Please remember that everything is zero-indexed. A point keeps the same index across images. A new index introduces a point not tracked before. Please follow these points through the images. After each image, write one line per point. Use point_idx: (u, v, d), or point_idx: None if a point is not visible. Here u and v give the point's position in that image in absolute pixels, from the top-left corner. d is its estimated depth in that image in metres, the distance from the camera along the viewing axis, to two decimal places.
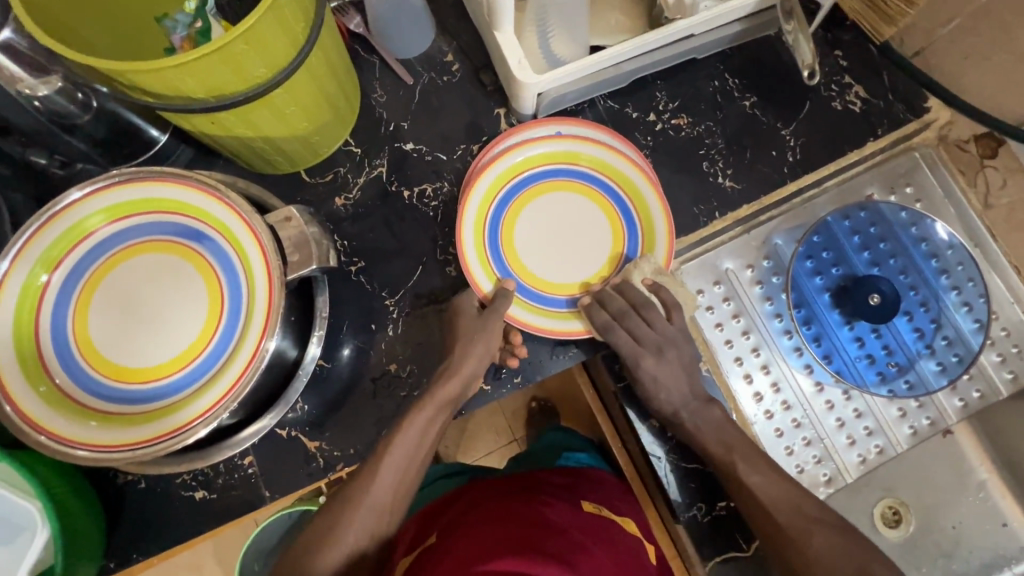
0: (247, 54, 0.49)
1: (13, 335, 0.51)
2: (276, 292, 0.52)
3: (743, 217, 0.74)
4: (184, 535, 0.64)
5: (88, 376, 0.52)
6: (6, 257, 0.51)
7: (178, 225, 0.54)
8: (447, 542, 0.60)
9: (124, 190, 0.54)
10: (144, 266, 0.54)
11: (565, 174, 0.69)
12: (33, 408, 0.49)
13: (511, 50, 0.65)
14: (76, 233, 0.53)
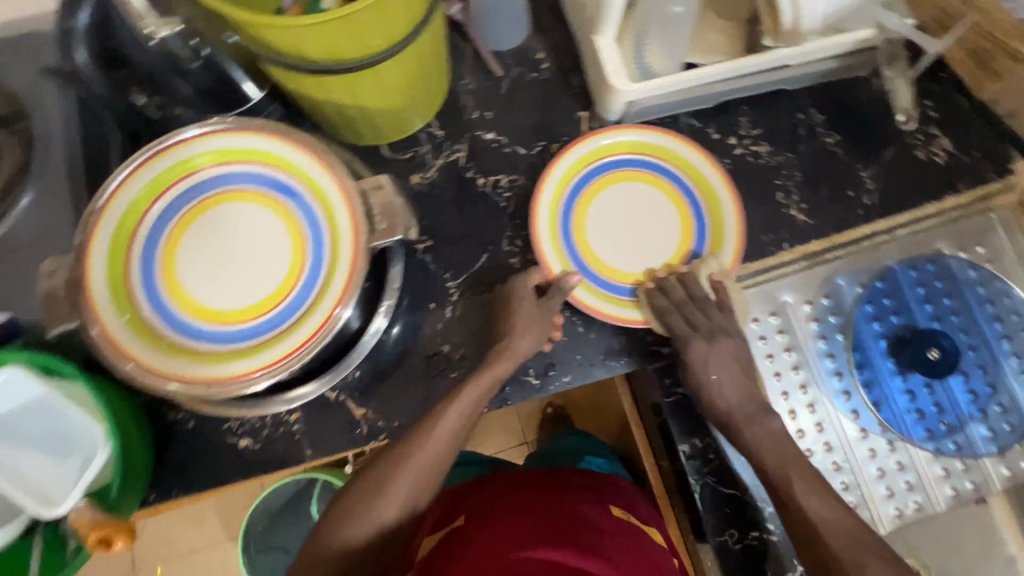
0: (370, 24, 0.50)
1: (107, 254, 0.53)
2: (359, 262, 0.53)
3: (811, 252, 0.74)
4: (223, 480, 0.65)
5: (167, 307, 0.53)
6: (116, 179, 0.53)
7: (275, 179, 0.56)
8: (478, 525, 0.60)
9: (232, 136, 0.56)
10: (236, 212, 0.56)
11: (647, 165, 0.70)
12: (114, 328, 0.51)
13: (609, 55, 0.66)
14: (181, 170, 0.55)
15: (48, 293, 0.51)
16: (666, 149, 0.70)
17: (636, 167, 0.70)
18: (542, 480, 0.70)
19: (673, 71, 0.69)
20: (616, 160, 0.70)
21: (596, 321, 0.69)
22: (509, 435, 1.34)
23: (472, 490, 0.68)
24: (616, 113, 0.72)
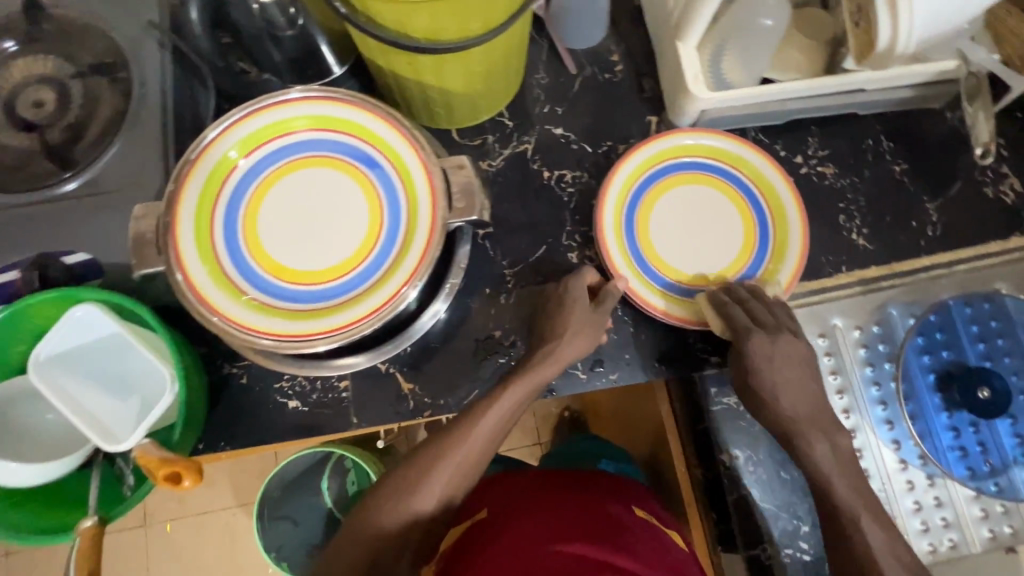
0: (473, 8, 0.52)
1: (197, 197, 0.55)
2: (433, 245, 0.54)
3: (866, 278, 0.74)
4: (269, 437, 0.66)
5: (244, 257, 0.55)
6: (218, 127, 0.55)
7: (362, 151, 0.58)
8: (499, 520, 0.62)
9: (328, 104, 0.58)
10: (322, 178, 0.58)
11: (718, 172, 0.70)
12: (195, 272, 0.53)
13: (689, 62, 0.67)
14: (276, 129, 0.57)
15: (137, 235, 0.53)
16: (739, 163, 0.70)
17: (708, 173, 0.70)
18: (563, 480, 0.70)
19: (750, 84, 0.69)
20: (687, 167, 0.71)
21: (648, 322, 0.69)
22: (523, 433, 1.34)
23: (491, 487, 0.69)
24: (688, 120, 0.72)
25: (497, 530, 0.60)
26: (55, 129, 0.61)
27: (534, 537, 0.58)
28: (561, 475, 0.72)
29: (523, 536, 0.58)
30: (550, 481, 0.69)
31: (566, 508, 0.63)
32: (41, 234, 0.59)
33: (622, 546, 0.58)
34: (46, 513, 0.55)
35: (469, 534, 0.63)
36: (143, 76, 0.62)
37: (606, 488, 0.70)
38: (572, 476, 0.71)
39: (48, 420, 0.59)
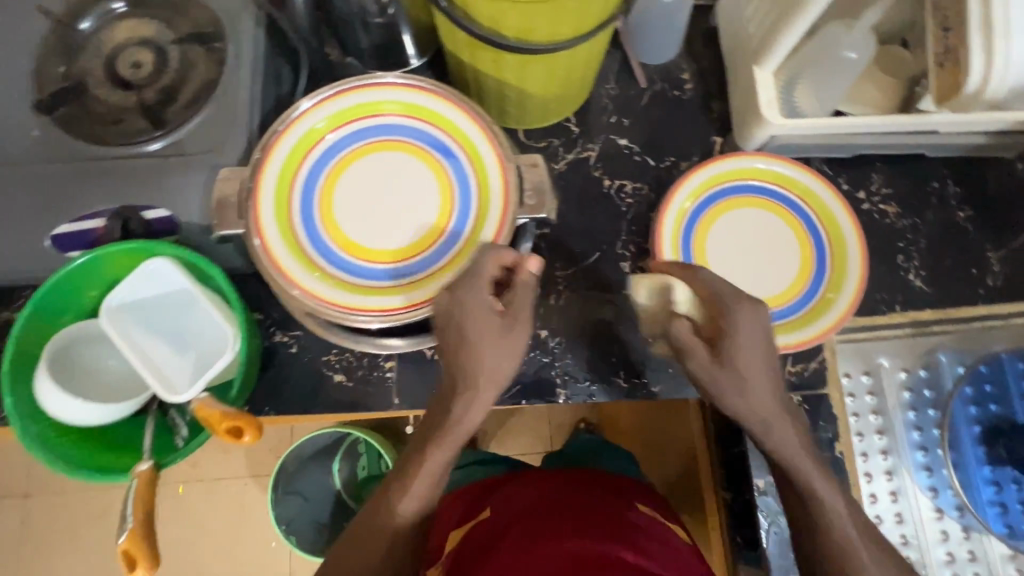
0: (567, 13, 0.53)
1: (282, 162, 0.58)
2: (496, 247, 0.56)
3: (920, 322, 0.72)
4: (311, 408, 0.68)
5: (314, 226, 0.57)
6: (313, 99, 0.58)
7: (443, 144, 0.60)
8: (503, 520, 0.63)
9: (420, 95, 0.60)
10: (401, 162, 0.60)
11: (782, 199, 0.70)
12: (268, 232, 0.56)
13: (764, 87, 0.68)
14: (366, 109, 0.60)
15: (221, 197, 0.56)
16: (805, 194, 0.70)
17: (772, 199, 0.70)
18: (558, 480, 0.69)
19: (823, 114, 0.69)
20: (752, 190, 0.71)
21: None
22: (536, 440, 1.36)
23: (491, 491, 0.71)
24: (755, 144, 0.73)
25: (500, 531, 0.62)
26: (150, 90, 0.64)
27: (536, 535, 0.58)
28: (556, 476, 0.70)
29: (525, 535, 0.59)
30: (546, 480, 0.69)
31: (562, 505, 0.63)
32: (127, 187, 0.62)
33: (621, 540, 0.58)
34: (99, 454, 0.58)
35: (474, 535, 0.64)
36: (238, 48, 0.65)
37: (602, 486, 0.69)
38: (565, 476, 0.70)
39: (109, 366, 0.61)
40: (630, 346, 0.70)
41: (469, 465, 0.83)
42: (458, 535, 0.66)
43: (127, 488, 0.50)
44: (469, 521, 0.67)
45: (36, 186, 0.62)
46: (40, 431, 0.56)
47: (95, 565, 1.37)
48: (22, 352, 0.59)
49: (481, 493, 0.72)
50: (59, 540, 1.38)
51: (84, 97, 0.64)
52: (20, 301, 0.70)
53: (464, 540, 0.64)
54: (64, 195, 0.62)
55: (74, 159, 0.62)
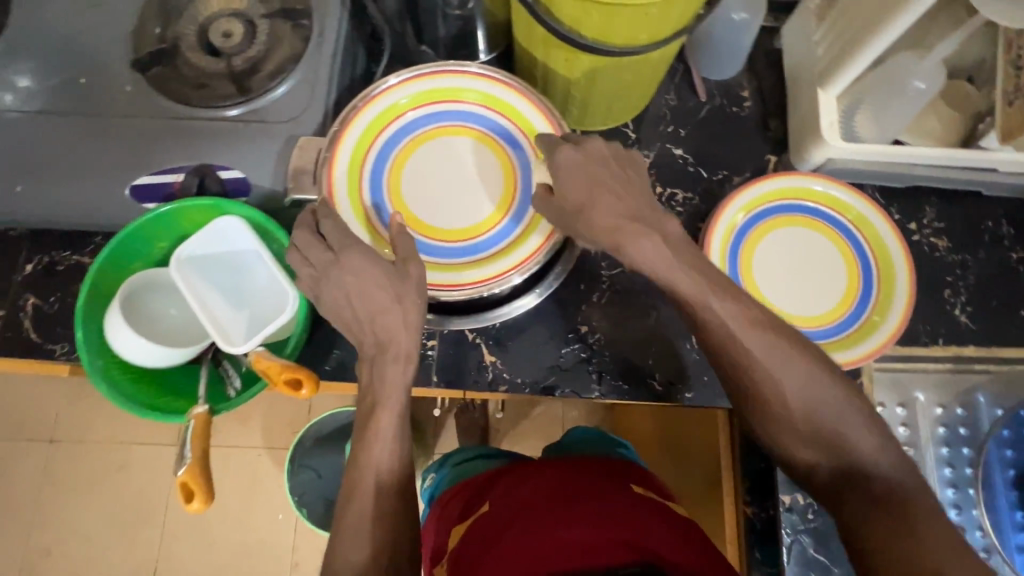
0: (647, 19, 0.55)
1: (363, 129, 0.63)
2: (546, 248, 0.61)
3: (962, 358, 0.72)
4: (353, 377, 0.70)
5: (382, 193, 0.62)
6: (402, 75, 0.63)
7: (515, 141, 0.64)
8: (505, 515, 0.58)
9: (501, 90, 0.64)
10: (471, 147, 0.64)
11: (835, 223, 0.71)
12: (339, 192, 0.61)
13: (826, 110, 0.69)
14: (449, 95, 0.64)
15: None
16: (858, 221, 0.71)
17: (825, 221, 0.71)
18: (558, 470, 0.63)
19: (881, 142, 0.70)
20: (805, 211, 0.71)
21: None
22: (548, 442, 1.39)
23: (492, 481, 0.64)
24: (810, 165, 0.74)
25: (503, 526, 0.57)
26: (237, 59, 0.68)
27: (543, 530, 0.55)
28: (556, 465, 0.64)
29: (530, 531, 0.55)
30: (547, 468, 0.64)
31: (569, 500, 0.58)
32: (208, 148, 0.65)
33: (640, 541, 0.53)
34: (155, 394, 0.61)
35: (476, 531, 0.59)
36: (323, 28, 0.68)
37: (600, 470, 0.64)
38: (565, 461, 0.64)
39: (171, 313, 0.65)
40: (667, 351, 0.71)
41: (464, 461, 0.76)
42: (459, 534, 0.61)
43: (182, 428, 0.53)
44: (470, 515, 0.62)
45: (125, 138, 0.65)
46: (104, 366, 0.60)
47: (108, 516, 1.40)
48: (97, 291, 0.63)
49: (482, 485, 0.66)
50: (78, 487, 1.42)
51: (176, 60, 0.68)
52: (91, 247, 0.74)
53: (464, 539, 0.59)
54: (148, 149, 0.65)
55: (161, 116, 0.66)
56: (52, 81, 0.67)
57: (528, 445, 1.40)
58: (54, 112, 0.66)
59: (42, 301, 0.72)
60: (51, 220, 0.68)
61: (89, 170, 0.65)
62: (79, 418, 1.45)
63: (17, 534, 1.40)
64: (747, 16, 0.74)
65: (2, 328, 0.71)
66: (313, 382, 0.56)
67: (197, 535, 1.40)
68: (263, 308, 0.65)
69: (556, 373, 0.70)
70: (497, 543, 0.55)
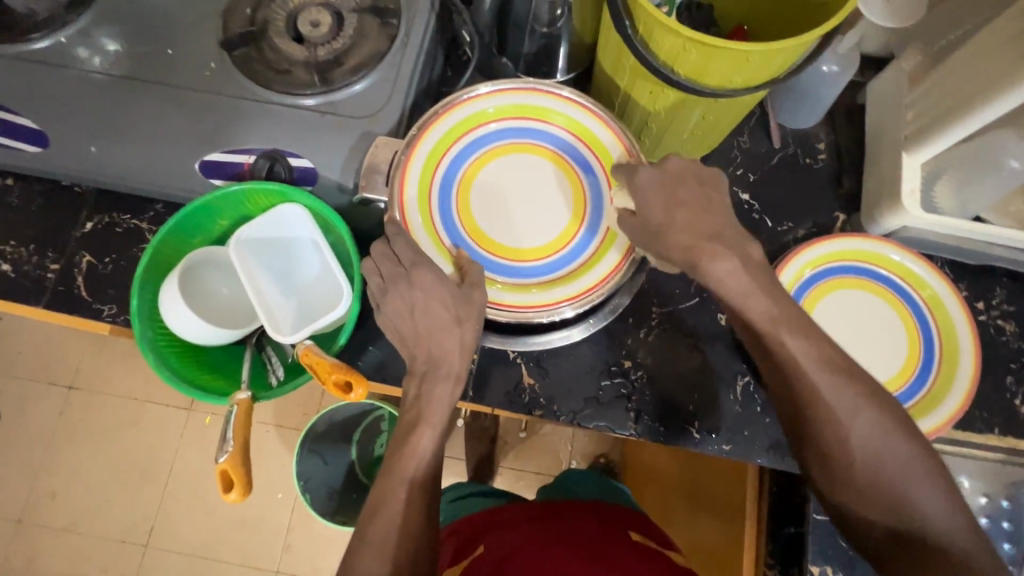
0: (748, 64, 0.53)
1: (444, 133, 0.63)
2: (601, 286, 0.61)
3: (1016, 451, 0.69)
4: (390, 378, 0.70)
5: (450, 202, 0.63)
6: (492, 86, 0.63)
7: (592, 172, 0.64)
8: (503, 550, 0.62)
9: (590, 118, 0.64)
10: (546, 169, 0.64)
11: (904, 297, 0.68)
12: (408, 189, 0.61)
13: (909, 175, 0.67)
14: (536, 113, 0.64)
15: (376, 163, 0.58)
16: (932, 300, 0.68)
17: (894, 292, 0.68)
18: (552, 512, 0.70)
19: (962, 216, 0.67)
20: (876, 278, 0.69)
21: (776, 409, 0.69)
22: (553, 462, 1.38)
23: (487, 524, 0.69)
24: (882, 229, 0.72)
25: (504, 557, 0.61)
26: (321, 49, 0.68)
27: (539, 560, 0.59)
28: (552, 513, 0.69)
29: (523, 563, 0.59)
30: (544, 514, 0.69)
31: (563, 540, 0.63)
32: (282, 133, 0.65)
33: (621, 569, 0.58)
34: (197, 371, 0.62)
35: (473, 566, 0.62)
36: (411, 29, 0.68)
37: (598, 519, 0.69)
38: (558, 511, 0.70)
39: (223, 292, 0.65)
40: (709, 398, 0.69)
41: (462, 498, 0.85)
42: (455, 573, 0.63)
43: (226, 412, 0.53)
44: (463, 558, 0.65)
45: (202, 113, 0.66)
46: (153, 337, 0.61)
47: (114, 470, 1.42)
48: (156, 261, 0.64)
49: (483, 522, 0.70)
50: (89, 437, 1.44)
51: (262, 42, 0.69)
52: (151, 214, 0.75)
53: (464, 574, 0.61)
54: (223, 127, 0.66)
55: (241, 96, 0.66)
56: (141, 47, 0.68)
57: (533, 464, 1.37)
58: (137, 78, 0.67)
59: (96, 260, 0.73)
60: (121, 183, 0.69)
61: (164, 141, 0.66)
62: (101, 370, 1.47)
63: (24, 474, 1.42)
64: (837, 70, 0.71)
65: (55, 281, 0.72)
66: (363, 384, 0.54)
67: (196, 502, 1.41)
68: (315, 304, 0.64)
69: (593, 406, 0.69)
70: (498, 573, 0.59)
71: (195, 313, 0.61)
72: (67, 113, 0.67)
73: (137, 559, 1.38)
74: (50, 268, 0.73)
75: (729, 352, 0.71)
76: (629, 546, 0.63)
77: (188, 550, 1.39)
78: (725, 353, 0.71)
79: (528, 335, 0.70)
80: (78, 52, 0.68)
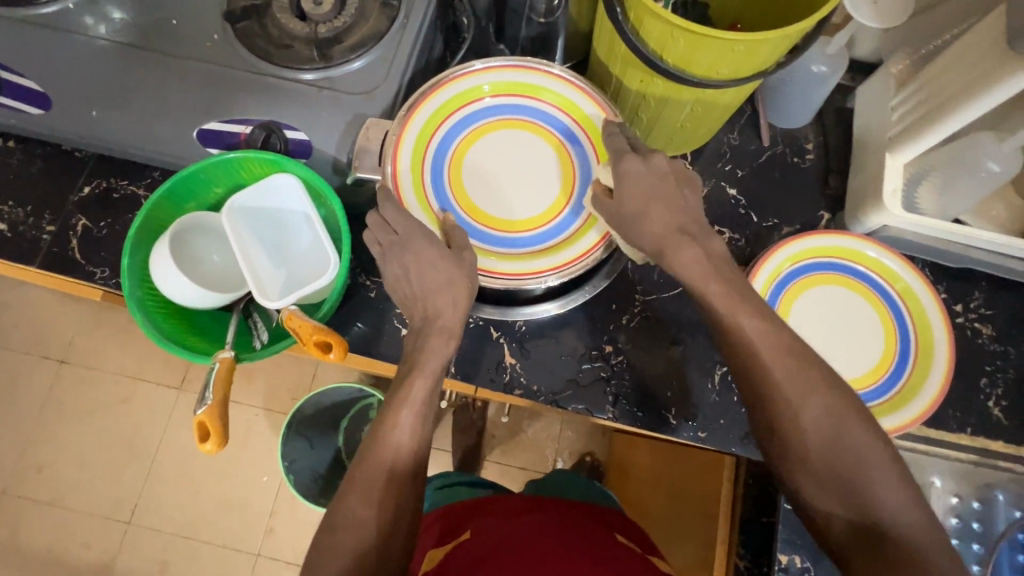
0: (733, 55, 0.55)
1: (440, 104, 0.64)
2: (588, 257, 0.63)
3: (987, 452, 0.70)
4: (374, 352, 0.71)
5: (441, 171, 0.64)
6: (488, 62, 0.64)
7: (584, 152, 0.65)
8: (493, 538, 0.62)
9: (582, 97, 0.65)
10: (538, 146, 0.65)
11: (880, 291, 0.69)
12: (402, 157, 0.63)
13: (892, 175, 0.68)
14: (530, 90, 0.65)
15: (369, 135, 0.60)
16: (906, 293, 0.69)
17: (871, 287, 0.69)
18: (549, 510, 0.69)
19: (942, 218, 0.69)
20: (854, 274, 0.70)
21: None
22: (539, 458, 1.39)
23: (474, 511, 0.69)
24: (864, 228, 0.73)
25: (494, 545, 0.60)
26: (322, 26, 0.69)
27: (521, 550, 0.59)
28: (541, 506, 0.70)
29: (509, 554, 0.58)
30: (530, 508, 0.69)
31: (548, 532, 0.63)
32: (279, 106, 0.67)
33: (601, 561, 0.58)
34: (184, 333, 0.63)
35: (456, 551, 0.62)
36: (410, 11, 0.70)
37: (586, 516, 0.70)
38: (545, 505, 0.70)
39: (213, 259, 0.67)
40: (688, 385, 0.70)
41: (447, 487, 0.85)
42: (440, 553, 0.63)
43: (208, 369, 0.54)
44: (448, 542, 0.65)
45: (203, 82, 0.67)
46: (142, 297, 0.62)
47: (101, 445, 1.43)
48: (149, 224, 0.65)
49: (464, 511, 0.70)
50: (79, 412, 1.44)
51: (265, 18, 0.70)
52: (148, 181, 0.76)
53: (449, 556, 0.61)
54: (223, 97, 0.67)
55: (241, 67, 0.68)
56: (146, 17, 0.70)
57: (519, 459, 1.38)
58: (141, 46, 0.69)
59: (92, 224, 0.74)
60: (120, 148, 0.71)
61: (164, 108, 0.68)
62: (93, 345, 1.48)
63: (12, 446, 1.42)
64: (826, 70, 0.73)
65: (51, 242, 0.74)
66: (343, 348, 0.56)
67: (181, 481, 1.41)
68: (307, 270, 0.66)
69: (572, 388, 0.70)
70: (485, 560, 0.58)
71: (184, 275, 0.62)
72: (71, 78, 0.68)
73: (119, 534, 1.39)
74: (46, 229, 0.74)
75: (708, 343, 0.72)
76: (619, 549, 0.63)
77: (171, 528, 1.39)
78: (705, 342, 0.72)
79: (514, 309, 0.71)
80: (85, 19, 0.69)
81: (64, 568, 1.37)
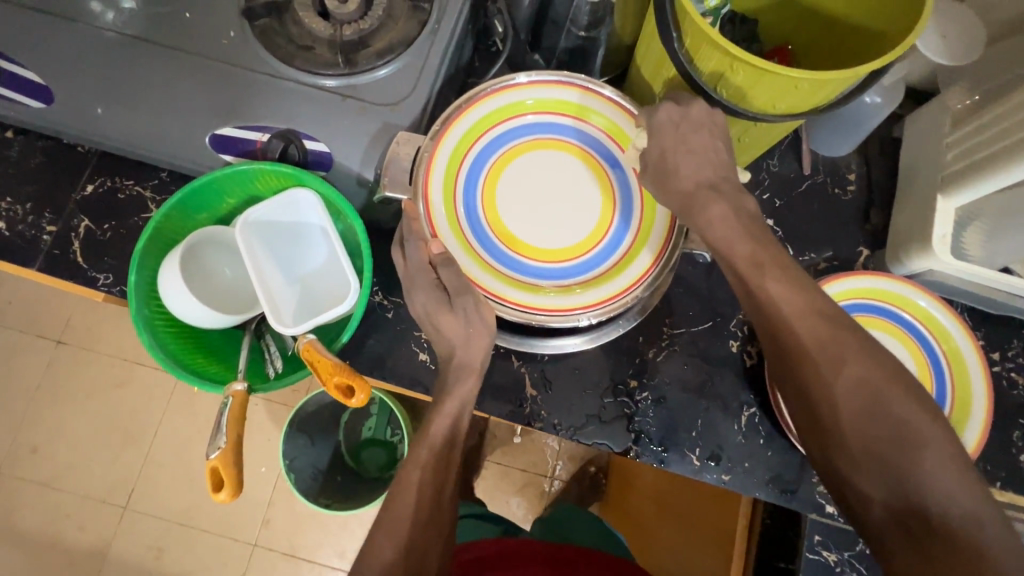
0: (795, 92, 0.51)
1: (480, 119, 0.61)
2: (624, 296, 0.59)
3: (1016, 506, 0.68)
4: (390, 375, 0.68)
5: (474, 192, 0.61)
6: (534, 74, 0.61)
7: (626, 184, 0.62)
8: None
9: (629, 122, 0.61)
10: (579, 171, 0.62)
11: (925, 344, 0.66)
12: (433, 177, 0.59)
13: (942, 220, 0.64)
14: (575, 110, 0.62)
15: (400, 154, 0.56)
16: (953, 354, 0.66)
17: (915, 339, 0.67)
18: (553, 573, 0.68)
19: (987, 266, 0.67)
20: (898, 321, 0.67)
21: (780, 443, 0.67)
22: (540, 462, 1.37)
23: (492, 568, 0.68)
24: (906, 269, 0.70)
25: None
26: (347, 28, 0.64)
27: None
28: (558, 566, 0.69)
29: None
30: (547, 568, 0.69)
31: None
32: (299, 114, 0.62)
33: None
34: (193, 355, 0.60)
35: None
36: (442, 15, 0.65)
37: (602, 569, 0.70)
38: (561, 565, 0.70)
39: (225, 273, 0.63)
40: (713, 425, 0.68)
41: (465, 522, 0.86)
42: None
43: (220, 403, 0.52)
44: None
45: (218, 82, 0.63)
46: (149, 316, 0.59)
47: (97, 429, 1.40)
48: (159, 236, 0.62)
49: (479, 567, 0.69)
50: (74, 394, 1.42)
51: (286, 15, 0.65)
52: (155, 182, 0.72)
53: None
54: (239, 100, 0.63)
55: (260, 70, 0.63)
56: (157, 6, 0.65)
57: (519, 462, 1.36)
58: (154, 41, 0.64)
59: (94, 226, 0.70)
60: (126, 148, 0.66)
61: (174, 108, 0.63)
62: (90, 327, 1.44)
63: (8, 426, 1.40)
64: (881, 101, 0.69)
65: (51, 243, 0.70)
66: (365, 390, 0.53)
67: (178, 469, 1.39)
68: (323, 292, 0.62)
69: (593, 424, 0.67)
70: None
71: (194, 294, 0.59)
72: (76, 68, 0.63)
73: (115, 519, 1.37)
74: (46, 229, 0.70)
75: (737, 381, 0.69)
76: None
77: (167, 515, 1.38)
78: (734, 379, 0.69)
79: (540, 339, 0.67)
80: (90, 5, 0.64)
81: (59, 550, 1.36)
